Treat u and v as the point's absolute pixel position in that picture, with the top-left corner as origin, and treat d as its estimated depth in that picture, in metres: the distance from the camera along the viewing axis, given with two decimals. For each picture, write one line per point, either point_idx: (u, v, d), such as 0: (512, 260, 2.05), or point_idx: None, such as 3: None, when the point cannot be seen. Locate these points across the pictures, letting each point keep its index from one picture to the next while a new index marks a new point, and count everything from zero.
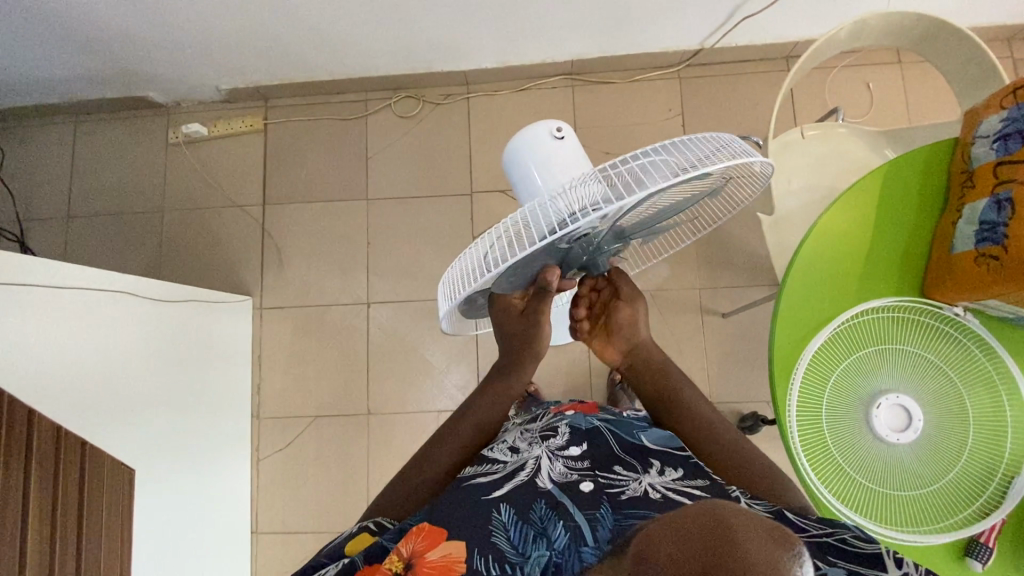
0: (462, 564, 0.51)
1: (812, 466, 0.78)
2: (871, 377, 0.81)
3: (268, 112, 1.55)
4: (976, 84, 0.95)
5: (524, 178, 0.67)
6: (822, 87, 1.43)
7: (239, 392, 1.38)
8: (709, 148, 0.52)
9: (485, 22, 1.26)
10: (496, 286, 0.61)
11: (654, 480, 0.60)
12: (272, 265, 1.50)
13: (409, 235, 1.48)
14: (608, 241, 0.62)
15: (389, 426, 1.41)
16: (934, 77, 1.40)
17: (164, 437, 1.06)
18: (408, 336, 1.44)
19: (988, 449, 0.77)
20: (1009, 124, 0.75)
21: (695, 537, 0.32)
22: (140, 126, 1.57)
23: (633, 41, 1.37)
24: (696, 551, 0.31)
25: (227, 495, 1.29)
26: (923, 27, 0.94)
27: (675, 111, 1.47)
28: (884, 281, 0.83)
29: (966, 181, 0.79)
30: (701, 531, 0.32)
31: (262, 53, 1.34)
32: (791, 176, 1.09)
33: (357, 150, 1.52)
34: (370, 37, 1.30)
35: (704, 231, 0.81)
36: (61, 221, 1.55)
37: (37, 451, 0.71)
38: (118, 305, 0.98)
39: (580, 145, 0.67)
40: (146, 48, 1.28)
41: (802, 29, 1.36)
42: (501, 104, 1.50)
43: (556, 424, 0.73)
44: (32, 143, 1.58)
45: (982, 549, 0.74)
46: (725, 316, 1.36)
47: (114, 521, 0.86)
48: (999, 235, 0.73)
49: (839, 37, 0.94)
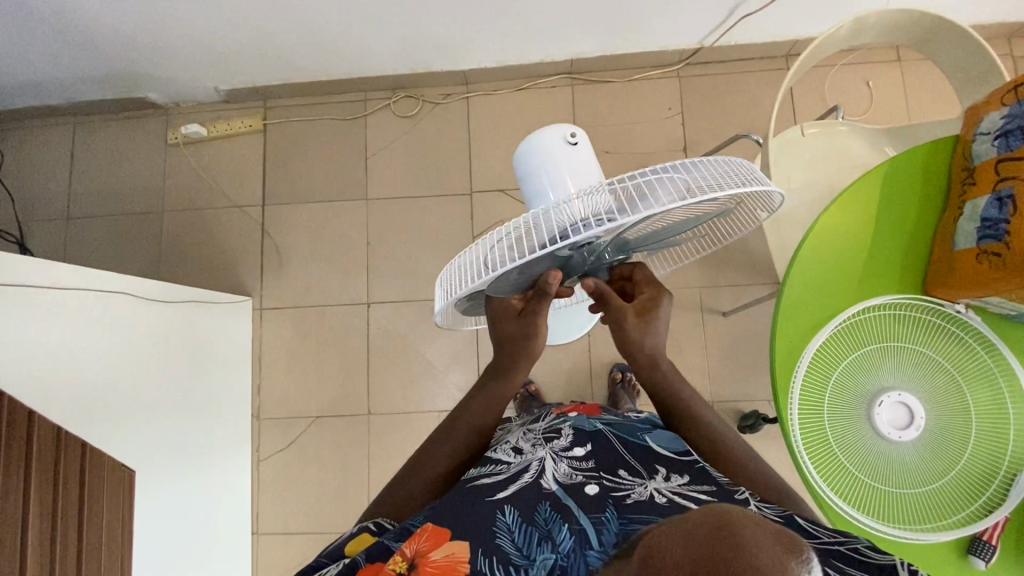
0: (465, 564, 0.51)
1: (813, 462, 0.78)
2: (873, 374, 0.80)
3: (267, 112, 1.55)
4: (976, 82, 0.95)
5: (535, 183, 0.66)
6: (822, 85, 1.43)
7: (239, 393, 1.37)
8: (722, 173, 0.51)
9: (484, 22, 1.26)
10: (496, 287, 0.60)
11: (659, 485, 0.59)
12: (271, 265, 1.49)
13: (409, 235, 1.48)
14: (612, 252, 0.62)
15: (390, 426, 1.41)
16: (933, 75, 1.40)
17: (164, 438, 1.06)
18: (409, 337, 1.44)
19: (990, 447, 0.77)
20: (1010, 121, 0.75)
21: (695, 543, 0.32)
22: (139, 127, 1.57)
23: (632, 39, 1.37)
24: (696, 556, 0.31)
25: (227, 496, 1.29)
26: (924, 25, 0.94)
27: (675, 110, 1.47)
28: (885, 280, 0.83)
29: (968, 178, 0.79)
30: (702, 537, 0.32)
31: (262, 53, 1.34)
32: (791, 174, 1.09)
33: (356, 150, 1.52)
34: (369, 37, 1.29)
35: (715, 246, 0.81)
36: (60, 223, 1.54)
37: (37, 454, 0.71)
38: (118, 306, 0.97)
39: (593, 152, 0.67)
40: (145, 48, 1.28)
41: (801, 28, 1.36)
42: (500, 104, 1.50)
43: (560, 427, 0.72)
44: (31, 144, 1.57)
45: (983, 548, 0.74)
46: (726, 315, 1.36)
47: (115, 523, 0.86)
48: (1001, 231, 0.72)
49: (839, 35, 0.94)
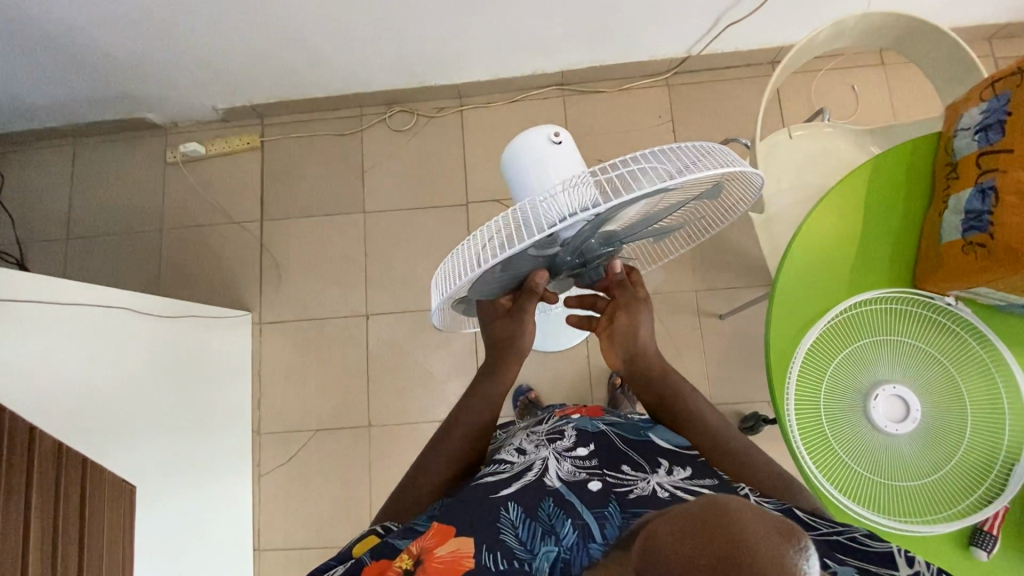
0: (469, 560, 0.50)
1: (812, 457, 0.79)
2: (869, 369, 0.81)
3: (265, 129, 1.57)
4: (957, 81, 0.97)
5: (522, 184, 0.68)
6: (809, 90, 1.46)
7: (240, 407, 1.38)
8: (700, 157, 0.53)
9: (476, 34, 1.28)
10: (486, 284, 0.62)
11: (662, 479, 0.59)
12: (270, 280, 1.51)
13: (406, 246, 1.49)
14: (600, 244, 0.64)
15: (390, 437, 1.41)
16: (916, 77, 1.43)
17: (162, 454, 1.06)
18: (408, 347, 1.45)
19: (986, 436, 0.78)
20: (988, 116, 0.76)
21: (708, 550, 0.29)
22: (139, 145, 1.59)
23: (622, 49, 1.40)
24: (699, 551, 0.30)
25: (228, 510, 1.28)
26: (901, 28, 0.96)
27: (665, 118, 1.49)
28: (874, 276, 0.84)
29: (951, 173, 0.81)
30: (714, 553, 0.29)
31: (258, 71, 1.37)
32: (780, 176, 1.11)
33: (353, 164, 1.54)
34: (364, 53, 1.32)
35: (700, 238, 0.84)
36: (61, 242, 1.56)
37: (39, 469, 0.71)
38: (116, 319, 0.98)
39: (577, 150, 0.68)
40: (143, 68, 1.31)
41: (785, 36, 1.39)
42: (493, 115, 1.53)
43: (563, 428, 0.72)
44: (32, 166, 1.59)
45: (987, 538, 0.74)
46: (721, 318, 1.37)
47: (114, 540, 0.85)
48: (985, 222, 0.74)
49: (818, 40, 0.97)
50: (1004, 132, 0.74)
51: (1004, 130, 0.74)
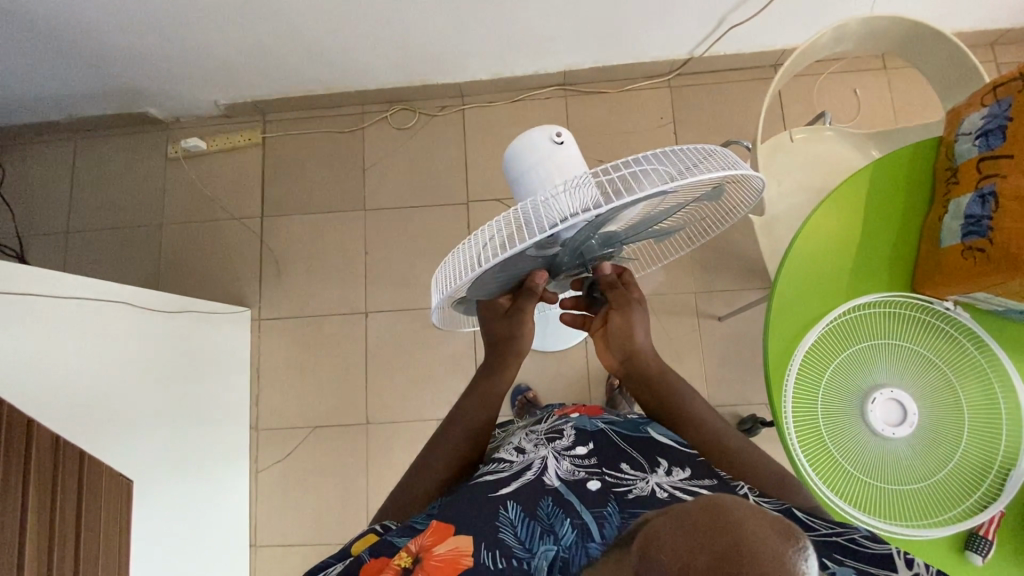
0: (469, 558, 0.50)
1: (810, 461, 0.79)
2: (865, 372, 0.81)
3: (266, 126, 1.57)
4: (958, 86, 0.97)
5: (523, 182, 0.68)
6: (810, 93, 1.46)
7: (239, 402, 1.38)
8: (701, 159, 0.53)
9: (478, 32, 1.28)
10: (484, 284, 0.62)
11: (661, 479, 0.59)
12: (270, 276, 1.51)
13: (405, 243, 1.49)
14: (600, 244, 0.64)
15: (388, 435, 1.41)
16: (919, 81, 1.43)
17: (159, 449, 1.05)
18: (407, 344, 1.45)
19: (981, 439, 0.78)
20: (989, 121, 0.76)
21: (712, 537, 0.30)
22: (140, 139, 1.59)
23: (625, 50, 1.40)
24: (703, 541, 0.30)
25: (225, 505, 1.28)
26: (904, 33, 0.96)
27: (667, 119, 1.49)
28: (874, 279, 0.84)
29: (951, 178, 0.81)
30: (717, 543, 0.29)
31: (260, 67, 1.37)
32: (781, 179, 1.11)
33: (354, 162, 1.54)
34: (366, 50, 1.32)
35: (700, 240, 0.84)
36: (60, 236, 1.56)
37: (37, 462, 0.71)
38: (115, 314, 0.98)
39: (578, 150, 0.68)
40: (145, 63, 1.31)
41: (787, 38, 1.39)
42: (495, 114, 1.53)
43: (562, 427, 0.72)
44: (32, 159, 1.60)
45: (982, 543, 0.75)
46: (721, 320, 1.37)
47: (112, 532, 0.85)
48: (984, 227, 0.74)
49: (821, 44, 0.97)
50: (1004, 138, 0.74)
51: (1004, 135, 0.74)
